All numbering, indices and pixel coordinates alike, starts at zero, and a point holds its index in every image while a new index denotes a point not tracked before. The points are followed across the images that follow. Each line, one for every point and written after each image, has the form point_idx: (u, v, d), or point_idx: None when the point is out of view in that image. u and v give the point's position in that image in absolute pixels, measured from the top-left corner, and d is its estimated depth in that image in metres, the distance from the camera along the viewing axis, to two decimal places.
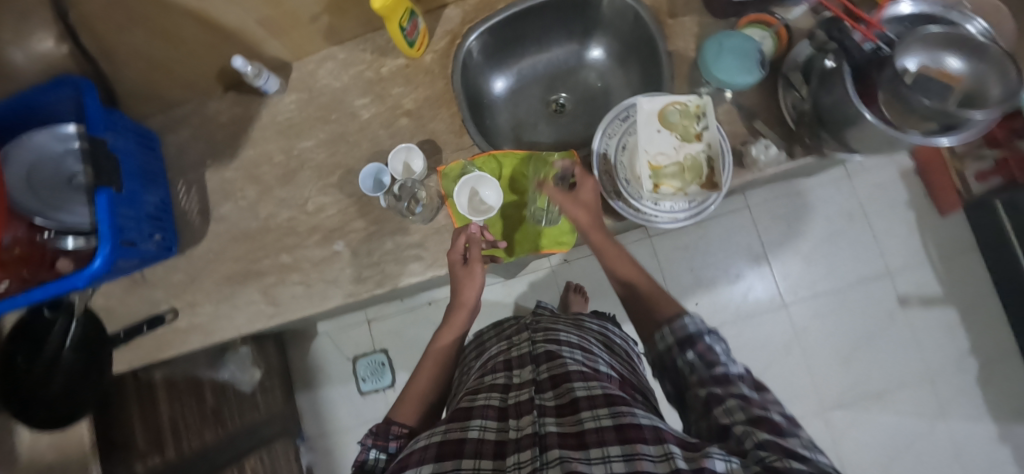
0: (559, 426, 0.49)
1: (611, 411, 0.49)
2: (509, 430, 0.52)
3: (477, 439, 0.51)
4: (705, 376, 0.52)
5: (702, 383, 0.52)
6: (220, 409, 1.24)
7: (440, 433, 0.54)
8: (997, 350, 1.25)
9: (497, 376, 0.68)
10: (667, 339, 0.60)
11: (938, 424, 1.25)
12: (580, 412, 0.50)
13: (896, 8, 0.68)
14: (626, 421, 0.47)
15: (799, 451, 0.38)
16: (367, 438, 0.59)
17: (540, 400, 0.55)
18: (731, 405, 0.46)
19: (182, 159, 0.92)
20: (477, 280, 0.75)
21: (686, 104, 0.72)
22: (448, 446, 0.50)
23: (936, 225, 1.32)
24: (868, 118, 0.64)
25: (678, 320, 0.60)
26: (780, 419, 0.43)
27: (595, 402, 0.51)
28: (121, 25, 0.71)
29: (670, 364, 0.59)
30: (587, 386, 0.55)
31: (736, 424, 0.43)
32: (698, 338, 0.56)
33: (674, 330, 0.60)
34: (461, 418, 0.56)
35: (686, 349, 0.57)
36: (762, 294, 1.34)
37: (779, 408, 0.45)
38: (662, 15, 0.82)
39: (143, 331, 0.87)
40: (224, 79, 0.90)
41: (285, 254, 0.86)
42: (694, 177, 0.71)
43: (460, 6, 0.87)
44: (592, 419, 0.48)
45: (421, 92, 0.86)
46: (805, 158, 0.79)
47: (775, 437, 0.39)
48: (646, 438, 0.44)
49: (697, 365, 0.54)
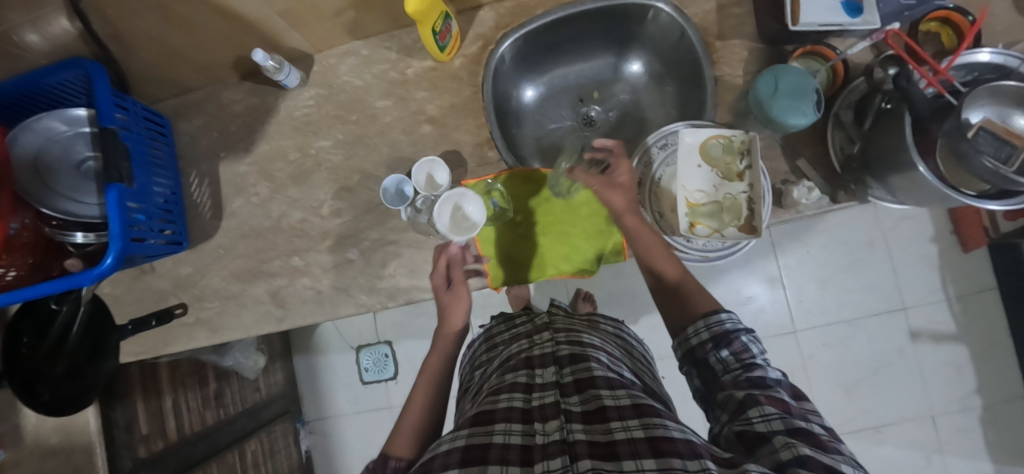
0: (589, 434, 0.47)
1: (642, 422, 0.48)
2: (535, 435, 0.49)
3: (503, 445, 0.48)
4: (740, 376, 0.51)
5: (736, 385, 0.50)
6: (222, 393, 1.22)
7: (464, 439, 0.50)
8: (1004, 391, 1.25)
9: (517, 372, 0.65)
10: (701, 335, 0.57)
11: (934, 459, 1.26)
12: (608, 421, 0.49)
13: (974, 55, 0.64)
14: (658, 432, 0.46)
15: (841, 470, 0.36)
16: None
17: (565, 405, 0.54)
18: (769, 413, 0.43)
19: (194, 148, 0.88)
20: (465, 302, 0.72)
21: (731, 138, 0.68)
22: (472, 452, 0.47)
23: (958, 261, 1.28)
24: (922, 170, 0.61)
25: (715, 315, 0.57)
26: (822, 432, 0.41)
27: (624, 413, 0.50)
28: (133, 8, 0.66)
29: (702, 359, 0.56)
30: (615, 395, 0.54)
31: (776, 434, 0.41)
32: (734, 336, 0.54)
33: (709, 325, 0.57)
34: (484, 422, 0.52)
35: (720, 347, 0.55)
36: (773, 318, 1.33)
37: (818, 420, 0.44)
38: (709, 37, 0.77)
39: (151, 324, 0.82)
40: (240, 67, 0.85)
41: (295, 257, 0.83)
42: (732, 218, 0.67)
43: (495, 8, 0.81)
44: (621, 428, 0.47)
45: (447, 99, 0.81)
46: (846, 201, 0.75)
47: (816, 448, 0.38)
48: (682, 453, 0.42)
49: (731, 363, 0.53)
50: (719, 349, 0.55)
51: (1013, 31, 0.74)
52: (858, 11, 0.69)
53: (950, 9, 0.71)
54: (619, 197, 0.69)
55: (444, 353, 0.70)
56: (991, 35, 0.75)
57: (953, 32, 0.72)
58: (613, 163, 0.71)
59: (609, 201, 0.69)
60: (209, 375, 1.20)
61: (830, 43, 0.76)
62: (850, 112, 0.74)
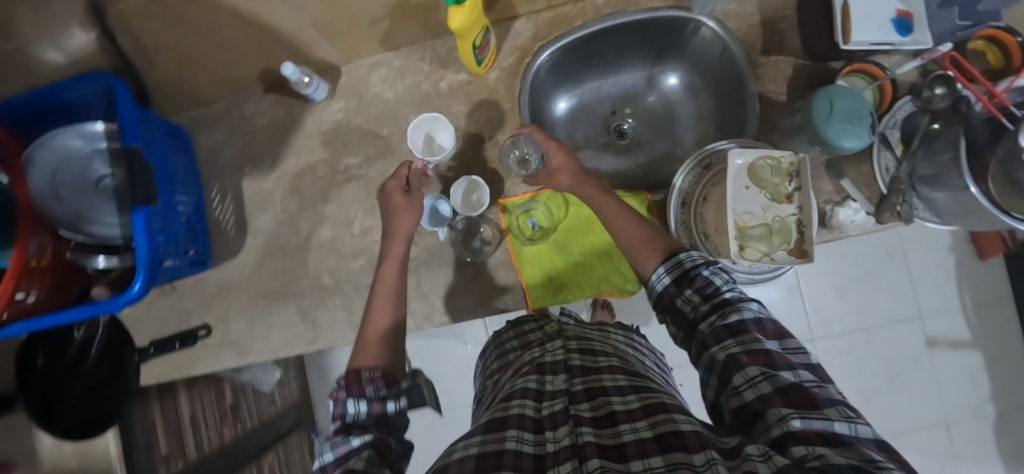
0: (598, 437, 0.41)
1: (650, 422, 0.41)
2: (548, 443, 0.42)
3: (515, 452, 0.40)
4: (716, 324, 0.46)
5: (716, 338, 0.45)
6: (239, 406, 1.19)
7: (475, 446, 0.42)
8: (1018, 398, 1.27)
9: (527, 377, 0.55)
10: (663, 280, 0.53)
11: (948, 466, 1.28)
12: (617, 424, 0.42)
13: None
14: (668, 428, 0.39)
15: (835, 435, 0.32)
16: (339, 393, 0.53)
17: (574, 411, 0.46)
18: (755, 376, 0.39)
19: (217, 161, 0.85)
20: (417, 209, 0.71)
21: (779, 160, 0.66)
22: (484, 461, 0.39)
23: (975, 269, 1.29)
24: (973, 190, 0.60)
25: (674, 257, 0.54)
26: (809, 381, 0.38)
27: (633, 415, 0.43)
28: (161, 21, 0.63)
29: (670, 305, 0.52)
30: (625, 399, 0.47)
31: (768, 404, 0.36)
32: (694, 273, 0.51)
33: (669, 270, 0.54)
34: (494, 428, 0.44)
35: (684, 288, 0.51)
36: (792, 326, 1.33)
37: (803, 364, 0.40)
38: (753, 52, 0.76)
39: (176, 347, 0.80)
40: (265, 78, 0.82)
41: (326, 275, 0.80)
42: (782, 241, 0.65)
43: (533, 19, 0.79)
44: (630, 430, 0.41)
45: (483, 113, 0.79)
46: (891, 222, 0.72)
47: (806, 413, 0.34)
48: (689, 446, 0.36)
49: (697, 302, 0.49)
50: (682, 291, 0.51)
51: None
52: (909, 30, 0.71)
53: (997, 28, 0.69)
54: (567, 179, 0.71)
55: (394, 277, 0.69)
56: None
57: (999, 49, 0.71)
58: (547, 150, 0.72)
59: (556, 181, 0.71)
60: (225, 391, 1.17)
61: (876, 60, 0.74)
62: (896, 132, 0.73)
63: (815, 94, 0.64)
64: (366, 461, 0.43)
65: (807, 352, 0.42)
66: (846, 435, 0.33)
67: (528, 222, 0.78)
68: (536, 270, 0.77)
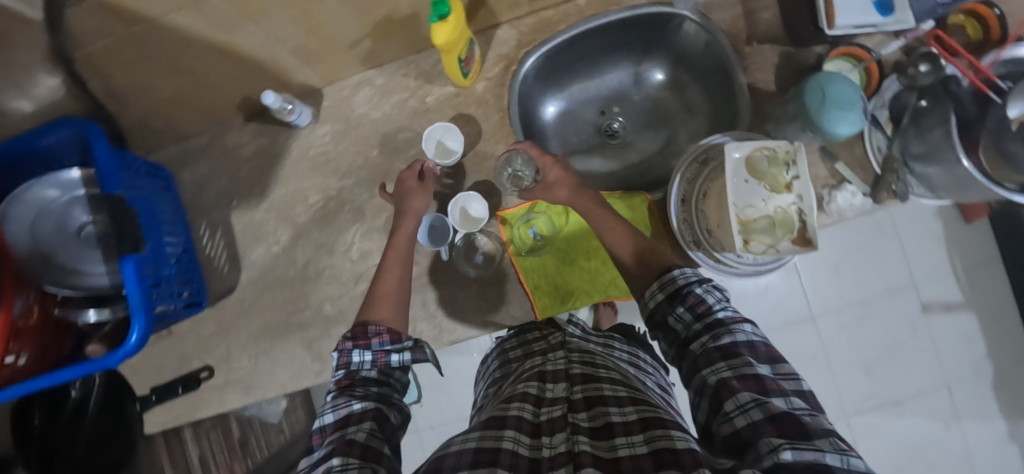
0: (594, 448, 0.39)
1: (647, 436, 0.40)
2: (544, 448, 0.41)
3: (511, 453, 0.39)
4: (708, 345, 0.45)
5: (709, 360, 0.44)
6: (247, 441, 1.15)
7: (473, 440, 0.42)
8: (1012, 354, 1.30)
9: (527, 383, 0.54)
10: (655, 297, 0.54)
11: (952, 427, 1.31)
12: (614, 437, 0.40)
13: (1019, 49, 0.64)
14: (664, 443, 0.38)
15: (827, 468, 0.28)
16: (346, 343, 0.54)
17: (572, 419, 0.45)
18: (746, 402, 0.37)
19: (202, 197, 0.82)
20: (424, 196, 0.72)
21: (775, 149, 0.66)
22: (482, 455, 0.38)
23: (962, 234, 1.32)
24: (965, 164, 0.60)
25: (667, 275, 0.54)
26: (800, 411, 0.35)
27: (631, 428, 0.42)
28: (133, 60, 0.60)
29: (663, 321, 0.52)
30: (623, 410, 0.45)
31: (760, 434, 0.33)
32: (687, 291, 0.51)
33: (663, 286, 0.54)
34: (494, 425, 0.43)
35: (676, 305, 0.51)
36: (791, 305, 1.35)
37: (796, 391, 0.39)
38: (738, 43, 0.76)
39: (178, 392, 0.79)
40: (246, 107, 0.79)
41: (329, 304, 0.78)
42: (785, 232, 0.65)
43: (515, 26, 0.78)
44: (625, 444, 0.39)
45: (474, 125, 0.78)
46: (888, 202, 0.72)
47: (798, 443, 0.30)
48: (685, 465, 0.34)
49: (689, 321, 0.49)
50: (676, 307, 0.51)
51: None
52: (889, 10, 0.71)
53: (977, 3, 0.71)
54: (563, 193, 0.71)
55: (398, 268, 0.66)
56: None
57: (978, 22, 0.72)
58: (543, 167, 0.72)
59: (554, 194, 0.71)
60: (231, 427, 1.14)
61: (859, 42, 0.75)
62: (885, 112, 0.74)
63: (808, 84, 0.65)
64: (367, 433, 0.42)
65: (799, 377, 0.41)
66: (837, 468, 0.29)
67: (529, 232, 0.78)
68: (542, 280, 0.75)
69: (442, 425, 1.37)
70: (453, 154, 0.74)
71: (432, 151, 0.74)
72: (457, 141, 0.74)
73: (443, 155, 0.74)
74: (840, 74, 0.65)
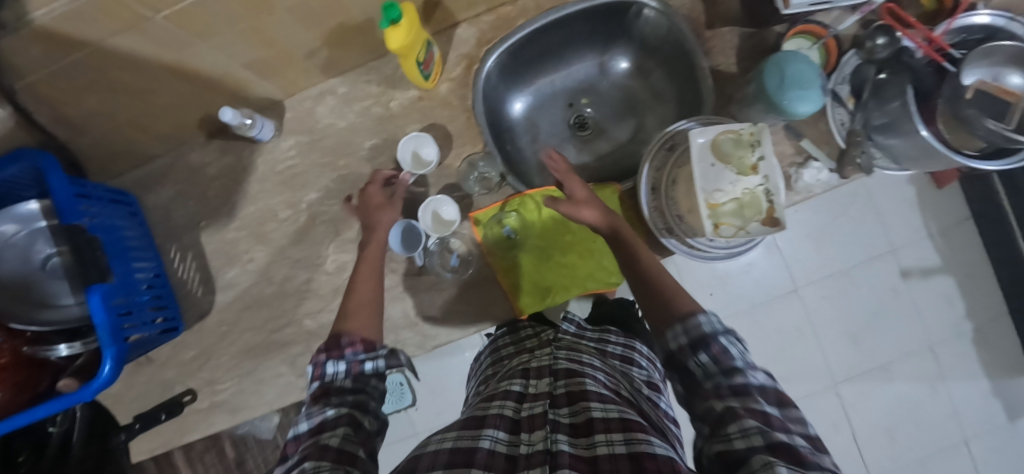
0: (572, 447, 0.39)
1: (625, 436, 0.39)
2: (520, 446, 0.41)
3: (488, 452, 0.39)
4: (721, 384, 0.43)
5: (717, 394, 0.42)
6: (242, 461, 1.14)
7: (451, 440, 0.42)
8: (990, 311, 1.34)
9: (511, 380, 0.55)
10: (678, 339, 0.49)
11: (938, 386, 1.34)
12: (593, 434, 0.40)
13: (971, 17, 0.64)
14: (642, 448, 0.37)
15: None
16: (319, 356, 0.52)
17: (553, 416, 0.44)
18: (749, 427, 0.36)
19: (171, 221, 0.80)
20: (393, 211, 0.70)
21: (740, 132, 0.67)
22: (456, 457, 0.38)
23: (934, 198, 1.34)
24: (923, 134, 0.62)
25: (694, 319, 0.49)
26: (803, 445, 0.35)
27: (611, 425, 0.41)
28: (84, 86, 0.59)
29: (681, 365, 0.48)
30: (605, 407, 0.45)
31: (754, 451, 0.34)
32: (711, 339, 0.46)
33: (688, 328, 0.49)
34: (473, 425, 0.44)
35: (698, 352, 0.46)
36: (774, 280, 1.36)
37: (800, 432, 0.38)
38: (698, 27, 0.76)
39: (162, 419, 0.78)
40: (207, 126, 0.78)
41: (308, 320, 0.77)
42: (754, 213, 0.66)
43: (475, 24, 0.77)
44: (604, 442, 0.39)
45: (441, 127, 0.77)
46: (853, 176, 0.73)
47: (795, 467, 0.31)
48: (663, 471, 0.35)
49: (711, 370, 0.45)
50: (698, 354, 0.46)
51: None
52: None
53: None
54: (590, 213, 0.68)
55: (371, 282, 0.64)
56: None
57: None
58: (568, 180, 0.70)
59: (582, 215, 0.67)
60: (225, 447, 1.13)
61: (816, 19, 0.75)
62: (846, 86, 0.73)
63: (767, 65, 0.65)
64: (341, 438, 0.42)
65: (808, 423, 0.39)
66: None
67: (502, 232, 0.76)
68: (522, 279, 0.75)
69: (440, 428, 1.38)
70: (431, 163, 0.73)
71: (407, 162, 0.73)
72: (432, 146, 0.73)
73: (418, 166, 0.73)
74: (800, 53, 0.65)
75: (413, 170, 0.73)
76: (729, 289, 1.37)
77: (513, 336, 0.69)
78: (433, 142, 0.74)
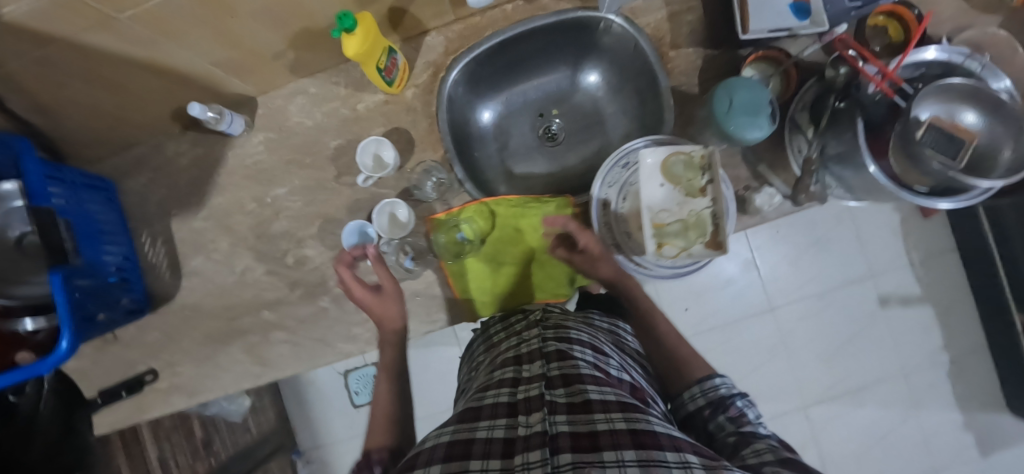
0: (572, 425, 0.40)
1: (624, 415, 0.42)
2: (518, 427, 0.42)
3: (486, 439, 0.40)
4: (731, 428, 0.52)
5: (723, 429, 0.53)
6: (210, 441, 1.18)
7: (448, 435, 0.43)
8: (968, 344, 1.32)
9: (504, 367, 0.57)
10: (697, 400, 0.60)
11: (910, 415, 1.33)
12: (591, 412, 0.42)
13: (921, 53, 0.64)
14: (642, 427, 0.41)
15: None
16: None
17: (550, 397, 0.46)
18: (760, 448, 0.45)
19: (144, 207, 0.83)
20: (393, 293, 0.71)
21: (691, 153, 0.67)
22: (456, 448, 0.40)
23: (918, 227, 1.33)
24: (872, 170, 0.62)
25: (711, 382, 0.61)
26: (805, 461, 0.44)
27: (609, 406, 0.44)
28: (58, 77, 0.61)
29: (701, 425, 0.57)
30: (601, 390, 0.47)
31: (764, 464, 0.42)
32: (729, 402, 0.56)
33: (705, 392, 0.60)
34: (469, 418, 0.45)
35: (717, 412, 0.56)
36: (751, 298, 1.35)
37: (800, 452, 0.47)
38: (662, 47, 0.77)
39: (122, 396, 0.81)
40: (182, 118, 0.80)
41: (267, 310, 0.80)
42: (698, 235, 0.67)
43: (443, 32, 0.79)
44: (604, 420, 0.41)
45: (404, 132, 0.79)
46: (808, 203, 0.73)
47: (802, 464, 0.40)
48: (663, 446, 0.38)
49: (727, 426, 0.53)
50: (717, 415, 0.56)
51: (956, 18, 0.75)
52: (808, 12, 0.71)
53: (896, 3, 0.71)
54: (607, 268, 0.74)
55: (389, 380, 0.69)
56: (936, 23, 0.76)
57: (898, 23, 0.73)
58: (579, 234, 0.73)
59: (600, 271, 0.74)
60: (194, 427, 1.16)
61: (780, 45, 0.76)
62: (806, 114, 0.73)
63: (717, 90, 0.65)
64: None
65: None
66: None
67: (457, 237, 0.78)
68: (470, 283, 0.77)
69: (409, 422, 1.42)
70: (390, 167, 0.74)
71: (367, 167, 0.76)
72: (391, 149, 0.75)
73: (378, 168, 0.75)
74: (753, 79, 0.65)
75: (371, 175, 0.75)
76: (705, 304, 1.36)
77: (505, 321, 0.72)
78: (394, 146, 0.76)
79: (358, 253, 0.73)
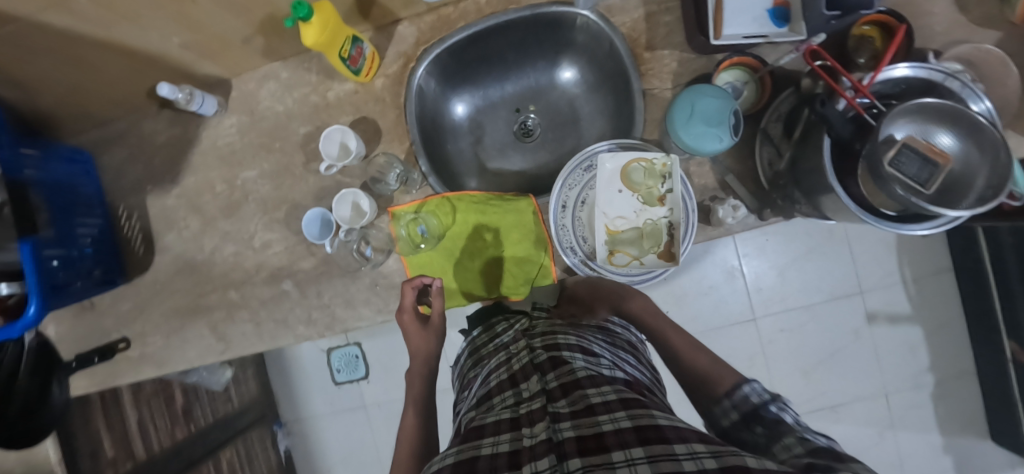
0: (577, 430, 0.41)
1: (628, 413, 0.43)
2: (523, 438, 0.43)
3: (491, 455, 0.41)
4: (762, 431, 0.52)
5: (756, 433, 0.53)
6: (190, 408, 1.24)
7: (452, 456, 0.44)
8: (955, 368, 1.28)
9: (502, 386, 0.57)
10: (729, 414, 0.59)
11: (887, 434, 1.30)
12: (595, 415, 0.43)
13: (890, 71, 0.59)
14: (646, 422, 0.41)
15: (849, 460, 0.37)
16: None
17: (552, 409, 0.47)
18: (790, 442, 0.46)
19: (121, 182, 0.86)
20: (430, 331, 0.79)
21: (652, 161, 0.66)
22: (462, 466, 0.41)
23: (913, 244, 1.28)
24: (841, 196, 0.57)
25: (740, 392, 0.60)
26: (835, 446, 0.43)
27: (611, 406, 0.44)
28: (25, 55, 0.62)
29: (736, 435, 0.56)
30: (601, 392, 0.48)
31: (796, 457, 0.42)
32: (763, 410, 0.55)
33: (737, 405, 0.59)
34: (473, 438, 0.47)
35: (750, 422, 0.55)
36: (734, 306, 1.33)
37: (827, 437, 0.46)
38: (637, 47, 0.74)
39: (94, 361, 0.83)
40: (157, 97, 0.82)
41: (232, 290, 0.82)
42: (652, 245, 0.67)
43: (415, 23, 0.78)
44: (609, 421, 0.42)
45: (372, 122, 0.78)
46: (772, 218, 0.73)
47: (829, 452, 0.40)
48: (668, 438, 0.38)
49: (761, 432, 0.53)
50: (750, 425, 0.55)
51: (951, 31, 0.71)
52: (785, 20, 0.70)
53: (883, 12, 0.67)
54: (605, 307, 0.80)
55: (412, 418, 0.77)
56: (928, 36, 0.72)
57: (883, 33, 0.68)
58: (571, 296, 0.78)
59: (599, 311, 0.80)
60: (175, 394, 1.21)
61: (758, 52, 0.73)
62: (779, 126, 0.71)
63: (681, 97, 0.64)
64: None
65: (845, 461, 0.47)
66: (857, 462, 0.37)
67: (417, 230, 0.78)
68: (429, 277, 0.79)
69: (387, 403, 1.46)
70: (354, 155, 0.74)
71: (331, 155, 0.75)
72: (356, 137, 0.74)
73: (343, 156, 0.75)
74: (715, 88, 0.63)
75: (338, 163, 0.74)
76: (685, 309, 1.35)
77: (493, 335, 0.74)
78: (359, 135, 0.76)
79: (428, 281, 0.75)
